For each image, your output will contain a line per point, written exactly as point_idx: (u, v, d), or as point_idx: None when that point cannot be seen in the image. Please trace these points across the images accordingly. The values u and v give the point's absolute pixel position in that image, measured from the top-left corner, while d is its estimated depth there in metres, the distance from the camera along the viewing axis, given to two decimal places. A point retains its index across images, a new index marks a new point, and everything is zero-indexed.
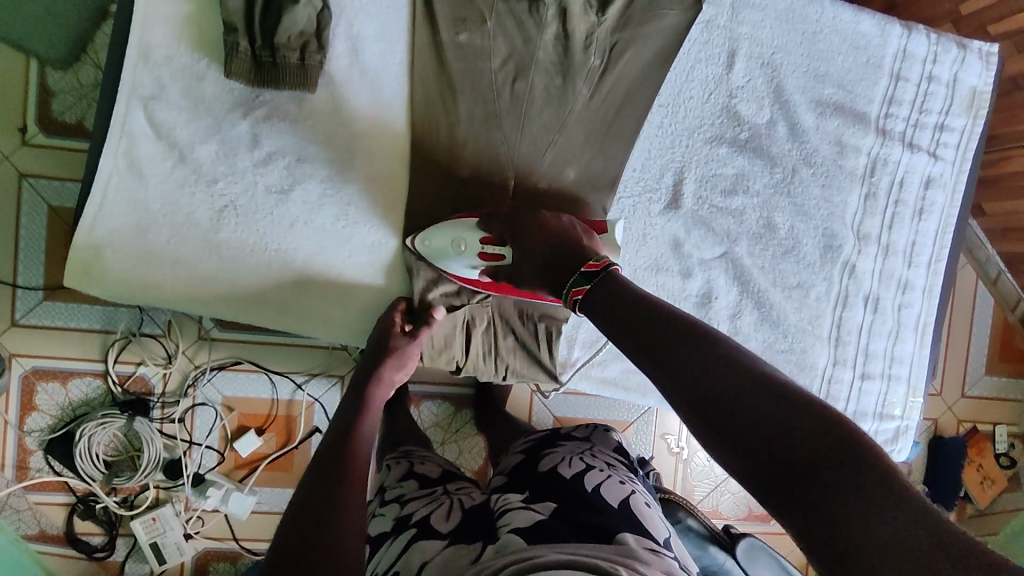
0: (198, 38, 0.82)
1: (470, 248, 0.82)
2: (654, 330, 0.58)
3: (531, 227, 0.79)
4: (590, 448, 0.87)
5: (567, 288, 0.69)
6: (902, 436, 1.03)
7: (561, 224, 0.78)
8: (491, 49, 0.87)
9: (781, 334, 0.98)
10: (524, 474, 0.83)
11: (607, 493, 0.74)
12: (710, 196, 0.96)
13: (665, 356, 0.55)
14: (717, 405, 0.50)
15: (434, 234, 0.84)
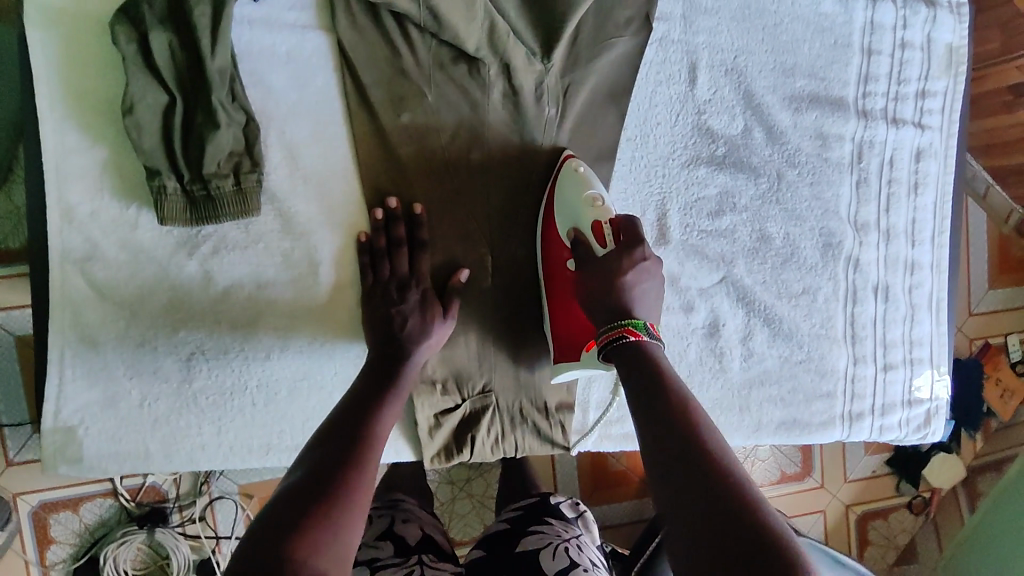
0: (119, 182, 0.74)
1: (586, 221, 0.76)
2: (664, 415, 0.57)
3: (645, 254, 0.71)
4: (578, 536, 0.81)
5: (626, 324, 0.67)
6: (934, 419, 1.00)
7: (655, 284, 0.72)
8: (438, 124, 0.80)
9: (795, 346, 0.94)
10: (505, 554, 0.77)
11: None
12: (697, 222, 0.90)
13: (662, 438, 0.55)
14: (699, 498, 0.49)
15: (588, 181, 0.78)
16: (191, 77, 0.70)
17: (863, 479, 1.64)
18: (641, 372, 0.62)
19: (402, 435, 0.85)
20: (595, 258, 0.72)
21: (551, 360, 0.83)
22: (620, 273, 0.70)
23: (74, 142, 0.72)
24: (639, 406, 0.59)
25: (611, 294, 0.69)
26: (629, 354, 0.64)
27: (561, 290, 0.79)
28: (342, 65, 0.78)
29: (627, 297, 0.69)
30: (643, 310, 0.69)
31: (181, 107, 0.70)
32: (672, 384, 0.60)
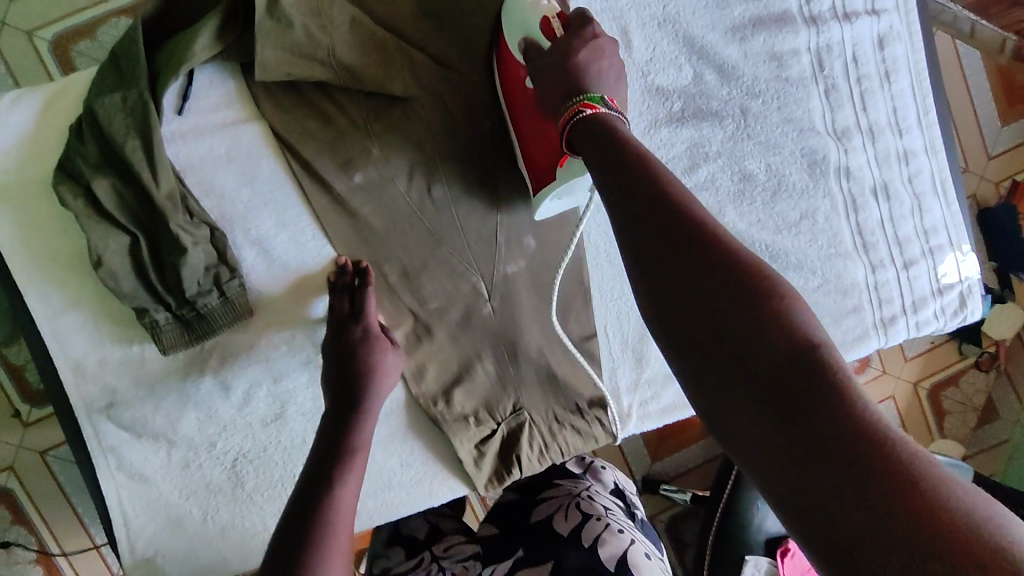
0: (114, 326, 0.76)
1: (533, 24, 0.70)
2: (629, 191, 0.52)
3: (591, 31, 0.65)
4: (586, 488, 0.87)
5: (581, 99, 0.60)
6: (969, 299, 0.97)
7: (616, 64, 0.65)
8: (392, 172, 0.79)
9: (809, 274, 0.92)
10: (520, 526, 0.84)
11: (603, 552, 0.76)
12: None
13: (649, 250, 0.49)
14: (715, 315, 0.45)
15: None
16: (145, 211, 0.70)
17: (922, 353, 1.62)
18: (603, 147, 0.56)
19: (450, 473, 0.86)
20: (545, 50, 0.67)
21: (534, 190, 0.77)
22: (573, 51, 0.63)
23: (63, 304, 0.74)
24: (604, 181, 0.54)
25: (566, 74, 0.63)
26: (589, 129, 0.58)
27: (526, 103, 0.74)
28: (281, 148, 0.78)
29: (585, 72, 0.62)
30: (601, 85, 0.62)
31: (147, 242, 0.71)
32: (636, 155, 0.54)
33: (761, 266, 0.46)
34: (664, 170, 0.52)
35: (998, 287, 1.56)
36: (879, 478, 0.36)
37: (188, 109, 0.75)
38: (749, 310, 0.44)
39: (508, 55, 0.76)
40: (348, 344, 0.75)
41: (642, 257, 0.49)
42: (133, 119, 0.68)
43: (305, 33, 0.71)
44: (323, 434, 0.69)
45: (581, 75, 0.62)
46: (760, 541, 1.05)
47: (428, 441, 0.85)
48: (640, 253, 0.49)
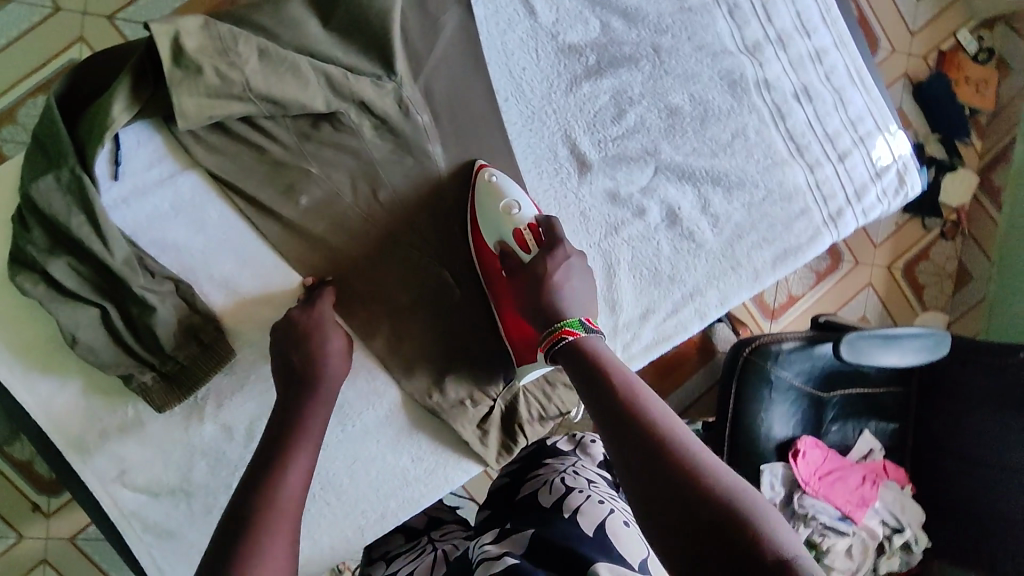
0: (105, 397, 0.78)
1: (508, 233, 0.80)
2: (620, 423, 0.59)
3: (565, 253, 0.76)
4: (572, 460, 0.85)
5: (562, 326, 0.69)
6: (907, 175, 1.01)
7: (583, 281, 0.75)
8: (336, 187, 0.82)
9: (753, 188, 0.95)
10: (504, 504, 0.81)
11: (583, 520, 0.72)
12: (607, 133, 0.91)
13: (640, 464, 0.55)
14: (698, 514, 0.51)
15: (499, 192, 0.82)
16: (106, 280, 0.72)
17: (891, 236, 1.67)
18: (590, 376, 0.64)
19: (460, 455, 0.88)
20: (522, 264, 0.78)
21: (517, 361, 0.85)
22: (547, 275, 0.74)
23: (51, 387, 0.76)
24: (595, 410, 0.62)
25: (544, 290, 0.73)
26: (571, 355, 0.67)
27: (504, 296, 0.83)
28: (224, 189, 0.79)
29: (560, 291, 0.72)
30: (575, 308, 0.71)
31: (115, 310, 0.73)
32: (621, 383, 0.62)
33: (749, 498, 0.52)
34: (654, 403, 0.60)
35: (946, 157, 1.63)
36: None
37: (123, 173, 0.76)
38: (722, 508, 0.51)
39: (481, 249, 0.84)
40: (293, 325, 0.74)
41: (630, 465, 0.56)
42: (72, 197, 0.70)
43: (217, 74, 0.72)
44: (277, 414, 0.68)
45: (561, 296, 0.72)
46: (770, 447, 1.27)
47: (432, 432, 0.87)
48: (634, 477, 0.55)
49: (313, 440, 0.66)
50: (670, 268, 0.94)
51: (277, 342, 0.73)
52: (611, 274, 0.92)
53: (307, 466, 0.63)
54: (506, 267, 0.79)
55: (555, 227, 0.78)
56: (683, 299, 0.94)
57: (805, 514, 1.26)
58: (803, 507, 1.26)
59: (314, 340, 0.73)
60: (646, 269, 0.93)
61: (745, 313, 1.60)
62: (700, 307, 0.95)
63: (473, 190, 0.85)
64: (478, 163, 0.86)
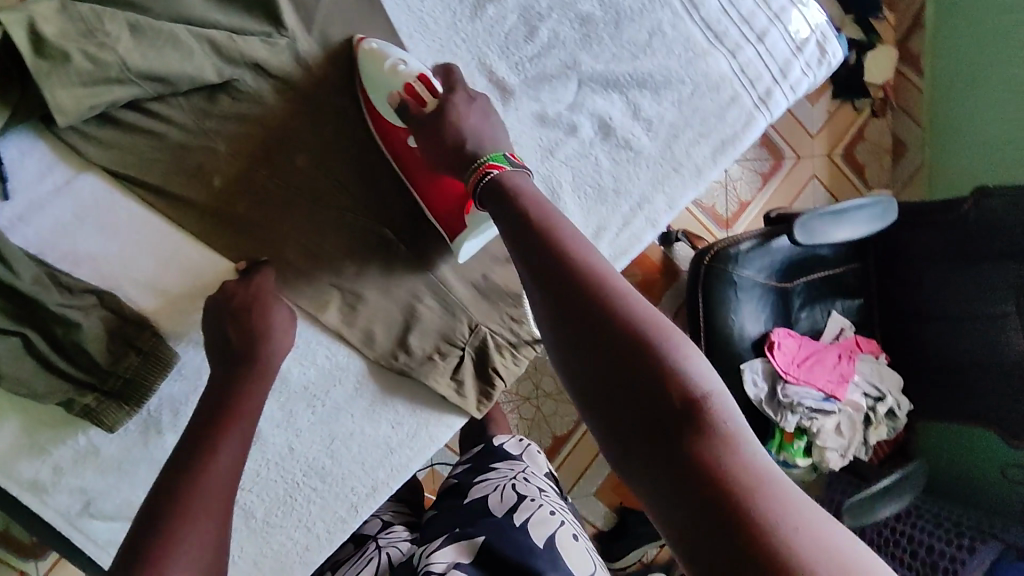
0: (50, 431, 0.72)
1: (397, 87, 0.76)
2: (540, 251, 0.57)
3: (465, 94, 0.74)
4: (523, 470, 0.86)
5: (486, 162, 0.67)
6: (827, 44, 1.00)
7: (488, 118, 0.73)
8: (250, 162, 0.77)
9: (680, 85, 0.93)
10: (455, 505, 0.84)
11: (533, 531, 0.74)
12: (522, 55, 0.87)
13: (553, 282, 0.54)
14: (621, 363, 0.48)
15: (382, 54, 0.78)
16: (21, 305, 0.66)
17: (824, 125, 1.71)
18: (515, 211, 0.62)
19: (441, 411, 0.86)
20: (423, 113, 0.73)
21: (453, 238, 0.80)
22: (453, 117, 0.71)
23: None
24: (516, 239, 0.60)
25: (454, 136, 0.70)
26: (497, 192, 0.65)
27: (420, 167, 0.78)
28: (129, 186, 0.73)
29: (468, 130, 0.70)
30: (500, 143, 0.70)
31: (36, 335, 0.67)
32: (546, 220, 0.60)
33: (667, 323, 0.50)
34: (575, 236, 0.58)
35: (864, 35, 1.66)
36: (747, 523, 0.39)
37: (13, 189, 0.69)
38: (647, 356, 0.48)
39: (380, 123, 0.80)
40: (228, 306, 0.71)
41: (557, 311, 0.53)
42: None
43: (87, 58, 0.65)
44: (211, 395, 0.66)
45: (475, 136, 0.70)
46: (746, 345, 1.28)
47: (407, 393, 0.84)
48: (549, 293, 0.54)
49: (247, 420, 0.65)
50: (613, 180, 0.92)
51: (212, 322, 0.71)
52: (555, 198, 0.90)
53: (240, 448, 0.63)
54: (409, 124, 0.74)
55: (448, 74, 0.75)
56: (632, 210, 0.93)
57: (790, 403, 1.27)
58: (789, 397, 1.27)
59: (251, 322, 0.71)
60: (589, 186, 0.91)
61: (699, 227, 1.61)
62: (650, 215, 0.94)
63: (356, 66, 0.80)
64: (353, 40, 0.81)
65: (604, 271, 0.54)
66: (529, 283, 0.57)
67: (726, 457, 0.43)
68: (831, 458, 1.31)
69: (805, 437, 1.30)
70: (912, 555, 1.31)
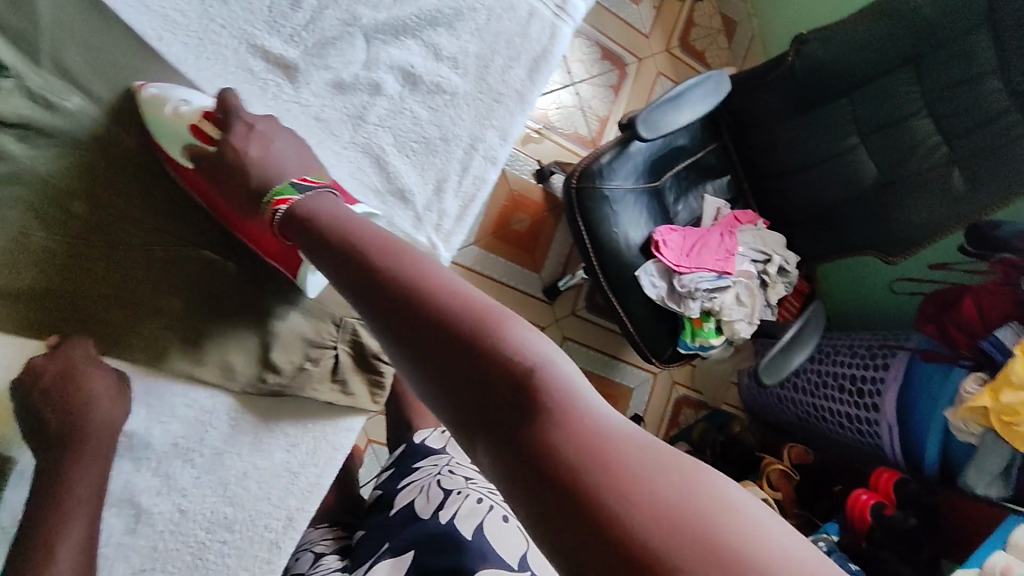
0: None
1: (183, 131, 0.71)
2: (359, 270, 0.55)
3: (248, 124, 0.71)
4: (448, 463, 0.81)
5: (275, 197, 0.66)
6: None
7: (281, 145, 0.72)
8: (19, 229, 0.66)
9: (472, 13, 0.88)
10: (382, 520, 0.79)
11: (460, 523, 0.71)
12: (294, 24, 0.80)
13: (375, 293, 0.52)
14: (451, 358, 0.44)
15: (161, 98, 0.73)
16: None
17: (655, 21, 1.72)
18: (328, 239, 0.60)
19: (335, 416, 0.82)
20: (210, 154, 0.70)
21: (292, 273, 0.72)
22: (244, 153, 0.69)
23: None
24: (334, 267, 0.57)
25: (246, 171, 0.68)
26: (309, 225, 0.62)
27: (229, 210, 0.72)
28: None
29: (264, 166, 0.69)
30: (288, 173, 0.69)
31: None
32: (360, 240, 0.58)
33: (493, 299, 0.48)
34: (392, 247, 0.56)
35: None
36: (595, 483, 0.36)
37: None
38: (476, 342, 0.43)
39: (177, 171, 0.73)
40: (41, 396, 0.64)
41: (388, 327, 0.48)
42: None
43: None
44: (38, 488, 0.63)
45: (267, 169, 0.69)
46: (635, 253, 1.29)
47: (293, 412, 0.79)
48: (372, 304, 0.51)
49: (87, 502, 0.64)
50: (436, 129, 0.87)
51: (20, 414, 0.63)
52: (382, 163, 0.85)
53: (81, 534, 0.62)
54: (202, 169, 0.70)
55: (233, 103, 0.73)
56: (466, 153, 0.89)
57: (689, 291, 1.27)
58: (686, 286, 1.27)
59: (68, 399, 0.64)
60: (413, 141, 0.86)
61: (566, 155, 1.59)
62: (486, 153, 0.90)
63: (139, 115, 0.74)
64: (138, 83, 0.74)
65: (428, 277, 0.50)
66: (355, 302, 0.53)
67: (570, 414, 0.40)
68: (740, 329, 1.34)
69: (712, 318, 1.31)
70: (841, 389, 1.39)
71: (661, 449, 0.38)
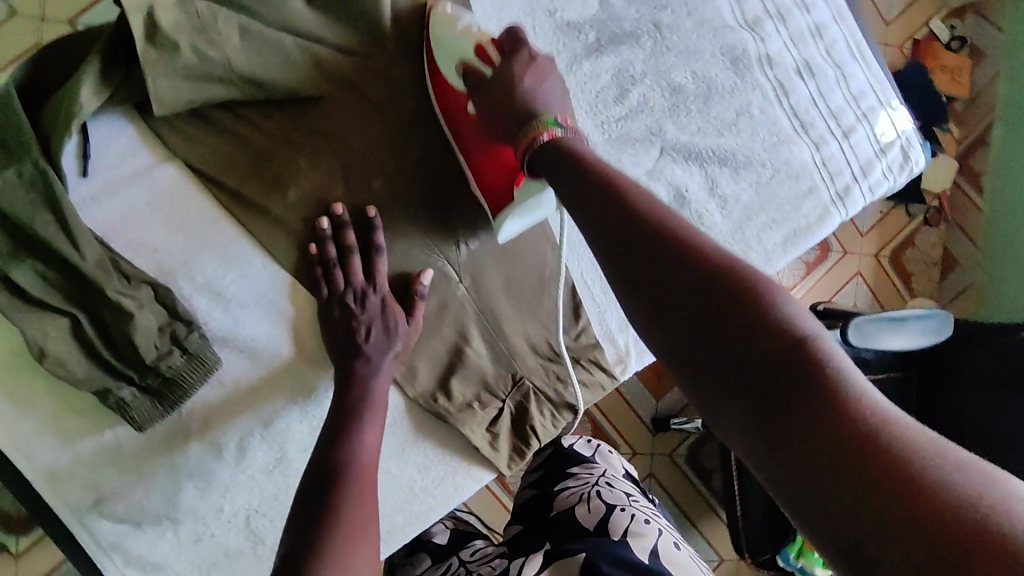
0: (79, 420, 0.70)
1: (467, 49, 0.71)
2: (596, 200, 0.53)
3: (531, 58, 0.67)
4: (603, 475, 0.86)
5: (536, 128, 0.62)
6: (911, 151, 0.99)
7: (557, 85, 0.67)
8: (328, 179, 0.74)
9: (760, 168, 0.91)
10: (540, 522, 0.81)
11: (634, 542, 0.71)
12: (609, 113, 0.87)
13: (615, 234, 0.50)
14: (713, 320, 0.43)
15: (455, 17, 0.73)
16: (79, 287, 0.65)
17: (874, 226, 1.67)
18: (564, 164, 0.58)
19: (468, 463, 0.84)
20: (486, 77, 0.68)
21: (493, 216, 0.74)
22: (519, 81, 0.66)
23: (12, 412, 0.68)
24: (568, 194, 0.56)
25: (513, 101, 0.65)
26: (547, 147, 0.61)
27: (474, 136, 0.74)
28: (203, 184, 0.72)
29: (533, 97, 0.65)
30: (552, 107, 0.64)
31: (86, 317, 0.65)
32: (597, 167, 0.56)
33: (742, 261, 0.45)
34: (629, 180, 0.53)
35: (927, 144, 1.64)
36: (897, 488, 0.33)
37: (92, 166, 0.68)
38: (753, 321, 0.41)
39: (443, 89, 0.76)
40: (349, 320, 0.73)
41: (631, 280, 0.47)
42: (37, 196, 0.62)
43: (195, 53, 0.65)
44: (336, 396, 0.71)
45: (535, 101, 0.65)
46: None
47: (440, 439, 0.82)
48: (610, 249, 0.50)
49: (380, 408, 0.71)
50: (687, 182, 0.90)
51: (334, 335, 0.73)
52: None
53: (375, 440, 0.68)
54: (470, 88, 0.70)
55: (517, 31, 0.69)
56: None
57: None
58: None
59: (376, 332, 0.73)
60: None
61: None
62: None
63: (427, 31, 0.77)
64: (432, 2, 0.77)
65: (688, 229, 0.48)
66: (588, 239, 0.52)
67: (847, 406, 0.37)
68: None
69: None
70: None
71: (949, 443, 0.35)
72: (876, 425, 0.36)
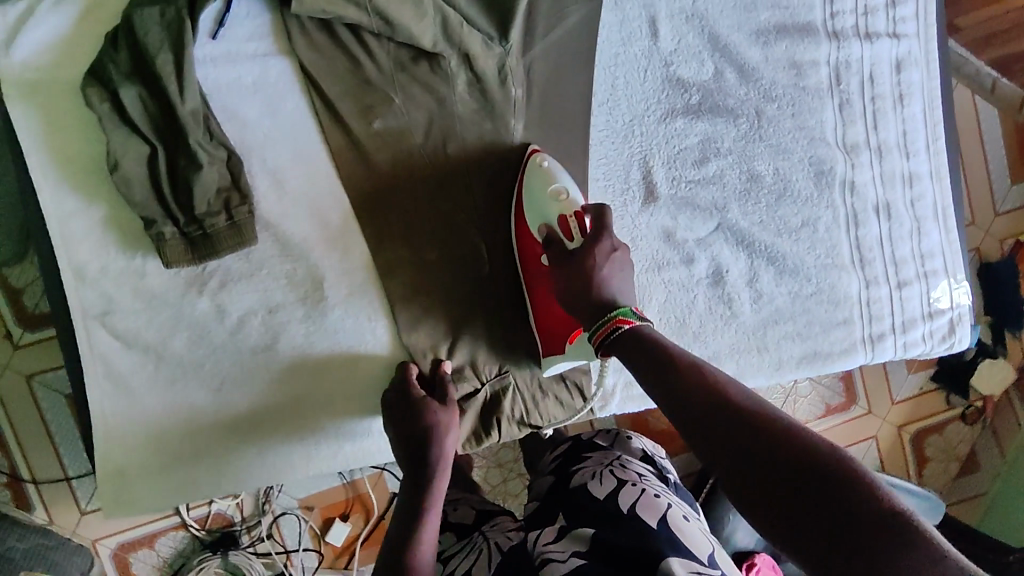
0: (122, 237, 0.78)
1: (554, 215, 0.78)
2: (667, 377, 0.59)
3: (611, 241, 0.72)
4: (619, 457, 0.83)
5: (615, 316, 0.67)
6: (958, 326, 0.98)
7: (627, 279, 0.72)
8: (410, 124, 0.82)
9: (804, 280, 0.93)
10: (554, 502, 0.79)
11: (644, 513, 0.71)
12: (684, 173, 0.90)
13: (686, 411, 0.56)
14: (775, 475, 0.49)
15: (550, 174, 0.80)
16: (168, 125, 0.72)
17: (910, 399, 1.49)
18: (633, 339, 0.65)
19: None
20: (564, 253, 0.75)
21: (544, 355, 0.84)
22: (594, 262, 0.71)
23: (73, 205, 0.76)
24: (640, 370, 0.63)
25: (587, 287, 0.70)
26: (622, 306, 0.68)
27: (545, 289, 0.81)
28: (308, 86, 0.80)
29: (603, 289, 0.70)
30: (624, 299, 0.70)
31: (164, 153, 0.73)
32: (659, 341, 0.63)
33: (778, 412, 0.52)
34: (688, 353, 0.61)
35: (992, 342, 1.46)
36: None
37: (222, 33, 0.77)
38: (799, 465, 0.48)
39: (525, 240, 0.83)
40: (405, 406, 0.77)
41: (705, 452, 0.53)
42: (168, 34, 0.71)
43: None
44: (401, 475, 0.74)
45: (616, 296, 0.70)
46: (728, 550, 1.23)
47: None
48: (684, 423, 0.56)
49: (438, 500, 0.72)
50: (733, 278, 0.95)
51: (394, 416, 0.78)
52: None
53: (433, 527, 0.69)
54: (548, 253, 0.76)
55: (601, 212, 0.74)
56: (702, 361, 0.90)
57: None
58: None
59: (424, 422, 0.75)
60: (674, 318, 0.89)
61: None
62: None
63: (523, 171, 0.84)
64: (527, 149, 0.85)
65: (721, 381, 0.56)
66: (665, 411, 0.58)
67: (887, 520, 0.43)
68: None
69: None
70: None
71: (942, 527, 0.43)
72: (889, 507, 0.44)
